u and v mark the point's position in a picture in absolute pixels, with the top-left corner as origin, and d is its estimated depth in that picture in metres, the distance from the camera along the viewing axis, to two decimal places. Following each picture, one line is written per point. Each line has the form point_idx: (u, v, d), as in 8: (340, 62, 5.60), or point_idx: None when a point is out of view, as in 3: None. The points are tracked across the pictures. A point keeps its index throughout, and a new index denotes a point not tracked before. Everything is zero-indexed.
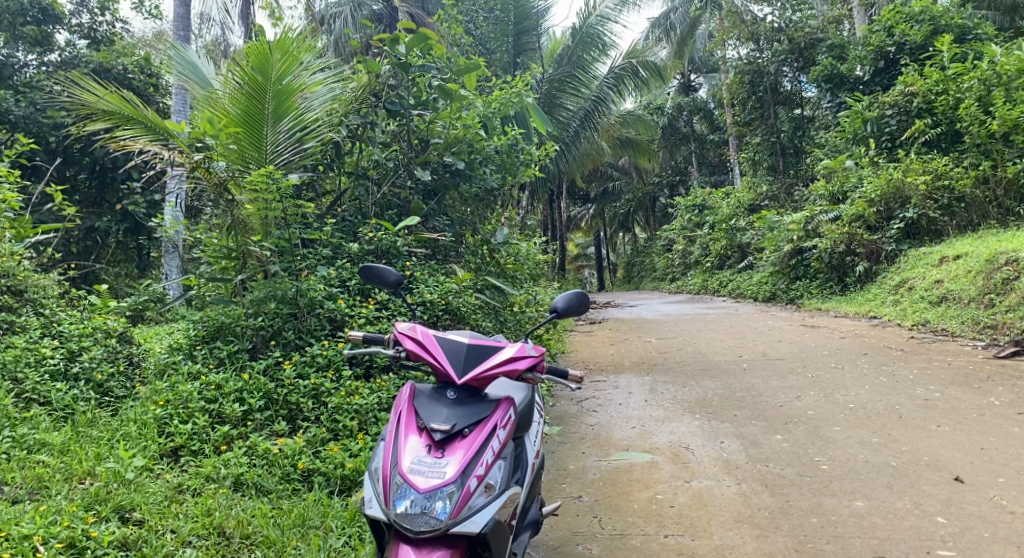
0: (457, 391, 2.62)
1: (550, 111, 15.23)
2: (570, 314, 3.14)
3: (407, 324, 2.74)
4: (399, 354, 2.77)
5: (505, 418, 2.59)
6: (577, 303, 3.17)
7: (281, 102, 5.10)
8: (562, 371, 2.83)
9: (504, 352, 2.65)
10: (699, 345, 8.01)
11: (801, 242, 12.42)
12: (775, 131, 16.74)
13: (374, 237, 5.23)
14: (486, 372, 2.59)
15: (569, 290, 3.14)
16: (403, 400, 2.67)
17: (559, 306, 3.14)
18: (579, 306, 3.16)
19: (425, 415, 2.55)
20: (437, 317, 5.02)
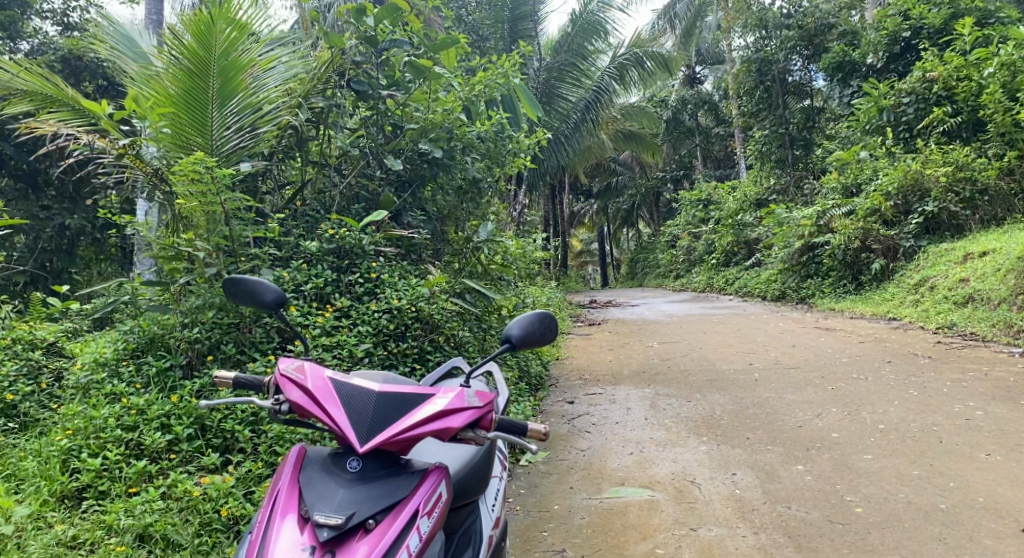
0: (361, 461, 2.05)
1: (547, 102, 14.62)
2: (530, 345, 2.52)
3: (295, 366, 2.15)
4: (281, 408, 2.16)
5: (429, 501, 2.03)
6: (540, 327, 2.54)
7: (227, 80, 4.45)
8: (515, 426, 2.23)
9: (429, 407, 2.06)
10: (704, 351, 7.36)
11: (813, 238, 11.75)
12: (784, 122, 16.05)
13: (336, 234, 4.64)
14: (402, 435, 2.02)
15: (530, 314, 2.52)
16: (288, 470, 2.09)
17: (515, 335, 2.51)
18: (542, 333, 2.53)
19: (313, 502, 1.98)
20: (406, 326, 4.43)
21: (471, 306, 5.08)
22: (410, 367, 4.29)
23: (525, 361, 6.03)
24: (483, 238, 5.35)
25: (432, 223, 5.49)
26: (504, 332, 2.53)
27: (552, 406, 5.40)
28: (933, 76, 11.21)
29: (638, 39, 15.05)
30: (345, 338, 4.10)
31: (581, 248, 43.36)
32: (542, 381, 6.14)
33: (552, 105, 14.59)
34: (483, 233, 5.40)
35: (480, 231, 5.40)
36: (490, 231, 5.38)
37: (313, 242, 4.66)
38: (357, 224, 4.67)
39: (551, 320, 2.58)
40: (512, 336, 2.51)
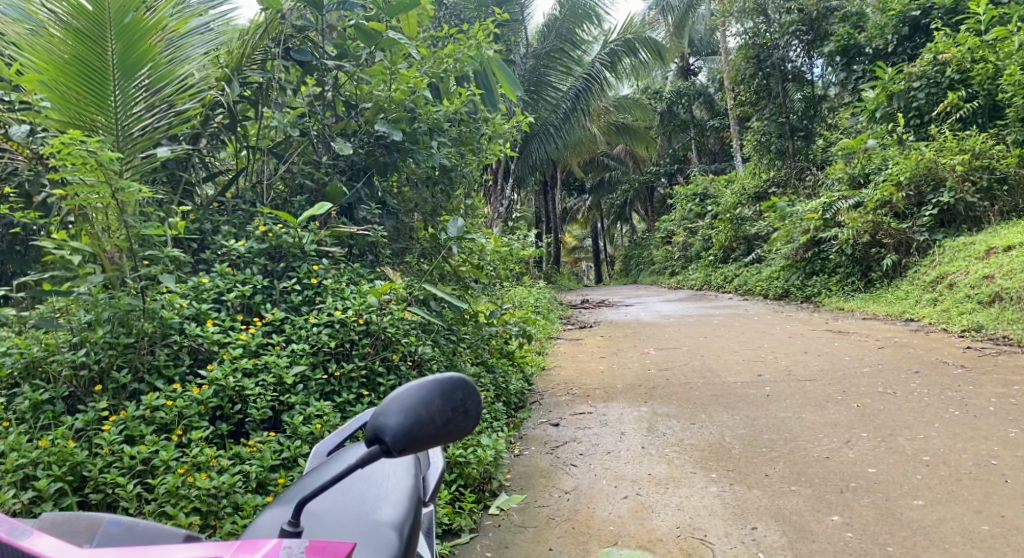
0: None
1: (536, 90, 13.93)
2: (422, 436, 1.82)
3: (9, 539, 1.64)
4: None
5: None
6: (440, 408, 1.87)
7: (130, 45, 3.60)
8: None
9: None
10: (707, 360, 6.62)
11: (819, 233, 11.02)
12: (784, 112, 15.19)
13: (269, 233, 3.87)
14: None
15: (414, 397, 1.85)
16: None
17: (394, 425, 1.83)
18: (443, 418, 1.85)
19: None
20: (352, 344, 3.67)
21: (434, 316, 4.32)
22: (356, 392, 3.52)
23: (504, 375, 5.28)
24: (454, 237, 4.50)
25: (392, 220, 4.74)
26: (376, 421, 1.85)
27: (533, 430, 4.65)
28: (945, 58, 10.48)
29: (631, 25, 14.26)
30: (273, 358, 3.34)
31: (574, 244, 42.64)
32: (524, 399, 5.37)
33: (541, 94, 13.97)
34: (452, 230, 4.56)
35: (449, 228, 4.56)
36: (459, 227, 4.52)
37: (242, 241, 3.89)
38: (296, 218, 3.90)
39: (459, 388, 1.92)
40: (390, 428, 1.82)
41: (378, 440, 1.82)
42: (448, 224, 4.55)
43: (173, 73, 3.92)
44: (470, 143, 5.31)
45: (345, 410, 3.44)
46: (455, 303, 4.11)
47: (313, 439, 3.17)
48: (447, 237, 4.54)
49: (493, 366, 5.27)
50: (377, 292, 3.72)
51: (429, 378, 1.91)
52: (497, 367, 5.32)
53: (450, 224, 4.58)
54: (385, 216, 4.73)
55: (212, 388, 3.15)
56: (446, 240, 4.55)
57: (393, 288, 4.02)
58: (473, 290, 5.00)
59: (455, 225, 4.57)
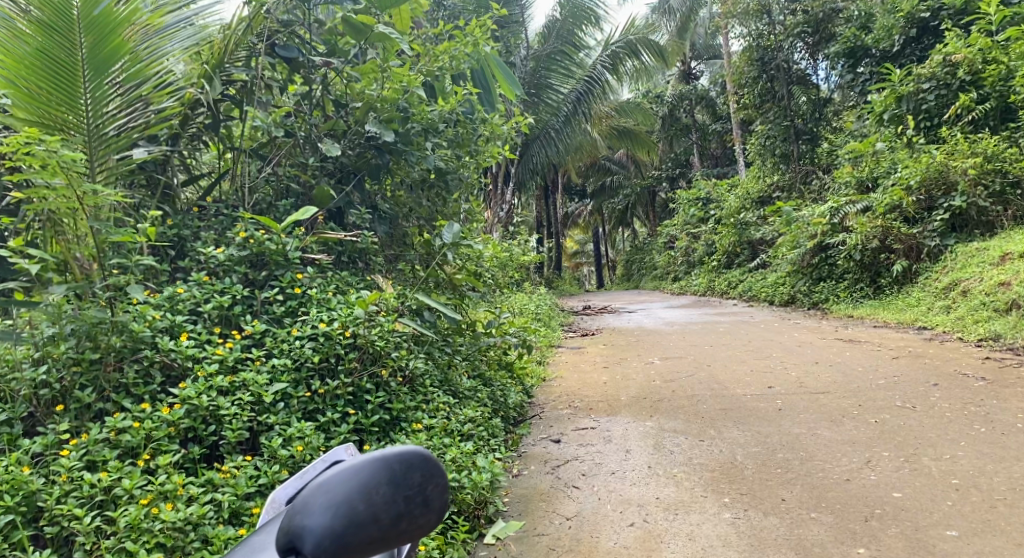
0: None
1: (536, 93, 13.73)
2: (360, 540, 1.61)
3: None
4: None
5: None
6: (385, 501, 1.63)
7: (101, 38, 3.36)
8: None
9: None
10: (714, 371, 6.37)
11: (826, 238, 10.78)
12: (789, 115, 14.94)
13: (251, 239, 3.64)
14: None
15: (350, 492, 1.62)
16: None
17: (323, 523, 1.61)
18: (390, 516, 1.63)
19: None
20: (338, 358, 3.43)
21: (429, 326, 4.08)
22: (342, 411, 3.29)
23: (502, 387, 5.02)
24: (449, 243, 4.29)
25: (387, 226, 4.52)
26: (301, 519, 1.63)
27: (533, 447, 4.40)
28: (955, 59, 10.23)
29: (633, 26, 14.03)
30: (251, 374, 3.09)
31: (576, 248, 42.43)
32: (524, 413, 5.12)
33: (542, 96, 13.75)
34: (447, 236, 4.35)
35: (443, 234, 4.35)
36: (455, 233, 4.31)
37: (222, 249, 3.65)
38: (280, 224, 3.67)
39: (415, 471, 1.68)
40: (317, 527, 1.61)
41: (302, 545, 1.61)
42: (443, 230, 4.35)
43: (148, 70, 3.69)
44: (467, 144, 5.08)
45: (329, 430, 3.21)
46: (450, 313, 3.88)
47: (293, 463, 2.93)
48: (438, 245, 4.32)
49: (492, 379, 5.02)
50: (363, 303, 3.49)
51: (377, 456, 1.65)
52: (496, 379, 5.07)
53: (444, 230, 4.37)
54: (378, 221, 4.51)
55: (185, 408, 2.90)
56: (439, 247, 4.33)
57: (385, 298, 3.79)
58: (469, 299, 4.76)
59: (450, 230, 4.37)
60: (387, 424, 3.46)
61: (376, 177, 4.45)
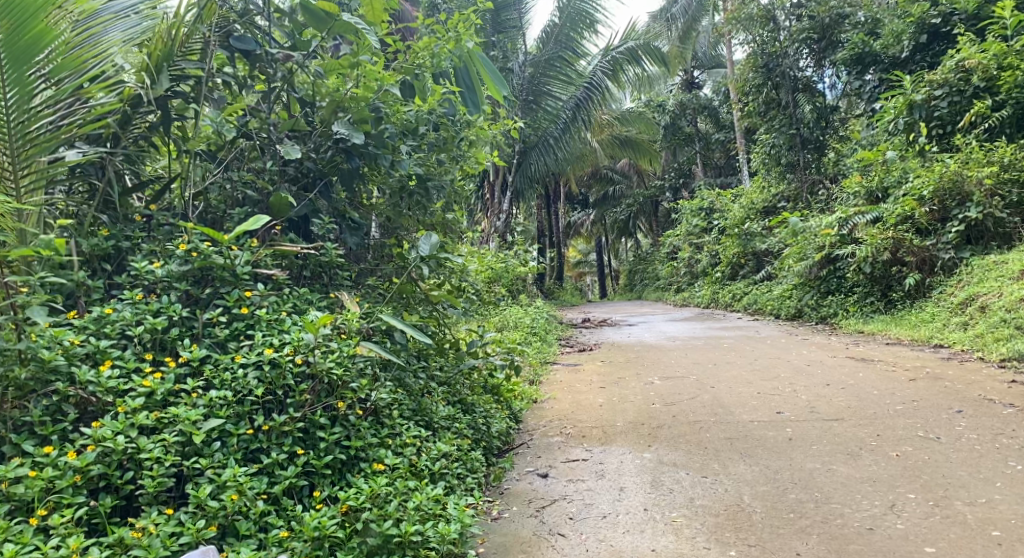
0: None
1: (534, 100, 13.35)
2: None
3: None
4: None
5: None
6: None
7: (19, 24, 2.92)
8: None
9: None
10: (718, 393, 5.93)
11: (834, 250, 10.36)
12: (795, 123, 14.53)
13: (193, 252, 3.21)
14: None
15: None
16: None
17: None
18: None
19: None
20: (287, 390, 3.00)
21: (400, 349, 3.67)
22: (290, 451, 2.88)
23: (486, 413, 4.60)
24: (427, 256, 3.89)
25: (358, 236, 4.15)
26: None
27: (517, 483, 3.97)
28: (969, 64, 9.80)
29: (633, 32, 13.63)
30: (180, 410, 2.68)
31: (579, 258, 42.03)
32: (510, 441, 4.69)
33: (540, 103, 13.36)
34: (424, 249, 3.94)
35: (420, 247, 3.94)
36: (433, 246, 3.92)
37: (161, 263, 3.23)
38: (228, 236, 3.26)
39: None
40: None
41: None
42: (419, 243, 3.94)
43: (79, 62, 3.29)
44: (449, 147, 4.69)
45: (273, 474, 2.81)
46: (419, 333, 3.48)
47: (224, 516, 2.54)
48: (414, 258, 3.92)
49: (475, 403, 4.59)
50: (318, 325, 3.08)
51: None
52: (480, 403, 4.65)
53: (421, 242, 3.96)
54: (347, 231, 4.14)
55: (98, 451, 2.51)
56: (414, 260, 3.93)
57: (348, 317, 3.37)
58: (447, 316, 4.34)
59: (428, 242, 3.96)
60: (344, 464, 3.04)
61: (346, 183, 4.06)
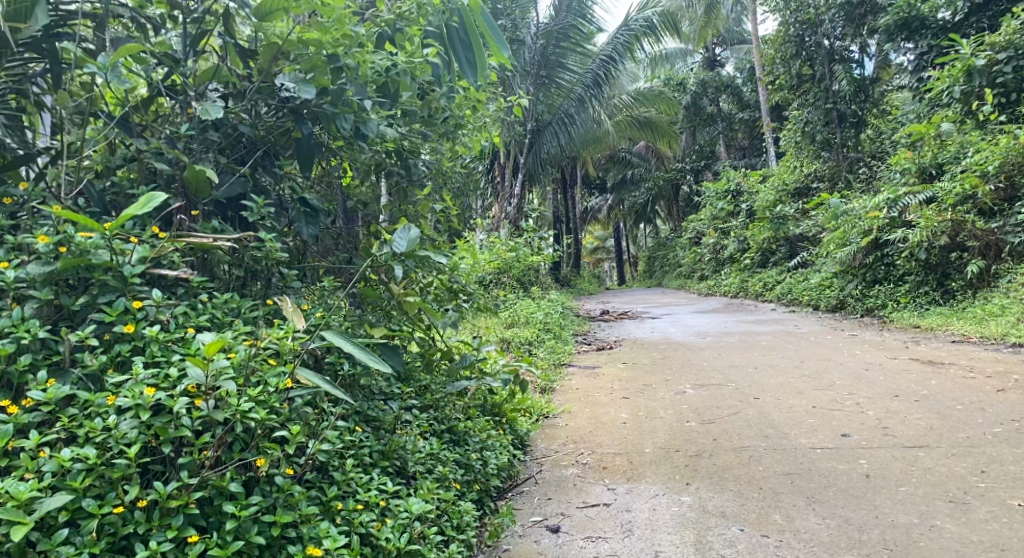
0: None
1: (547, 74, 12.47)
2: None
3: None
4: None
5: None
6: None
7: None
8: None
9: None
10: (765, 408, 4.99)
11: (882, 234, 9.33)
12: (832, 96, 13.40)
13: (61, 248, 2.32)
14: None
15: None
16: None
17: None
18: None
19: None
20: (181, 446, 2.11)
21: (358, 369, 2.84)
22: (179, 537, 2.00)
23: (483, 444, 3.69)
24: (405, 252, 3.15)
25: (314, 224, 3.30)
26: None
27: (519, 541, 3.08)
28: None
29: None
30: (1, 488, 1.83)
31: (597, 245, 40.87)
32: (514, 476, 3.79)
33: (553, 76, 12.52)
34: (400, 243, 3.18)
35: (395, 240, 3.18)
36: (413, 240, 3.18)
37: (22, 262, 2.36)
38: (112, 224, 2.37)
39: None
40: None
41: None
42: (394, 234, 3.20)
43: None
44: (436, 109, 3.92)
45: None
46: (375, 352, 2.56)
47: None
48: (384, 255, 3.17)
49: (468, 430, 3.68)
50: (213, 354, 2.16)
51: None
52: (475, 431, 3.74)
53: (396, 234, 3.20)
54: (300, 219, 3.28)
55: None
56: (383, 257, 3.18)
57: (277, 340, 2.47)
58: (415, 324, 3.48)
59: (405, 235, 3.21)
60: (265, 549, 2.15)
61: (300, 157, 3.19)
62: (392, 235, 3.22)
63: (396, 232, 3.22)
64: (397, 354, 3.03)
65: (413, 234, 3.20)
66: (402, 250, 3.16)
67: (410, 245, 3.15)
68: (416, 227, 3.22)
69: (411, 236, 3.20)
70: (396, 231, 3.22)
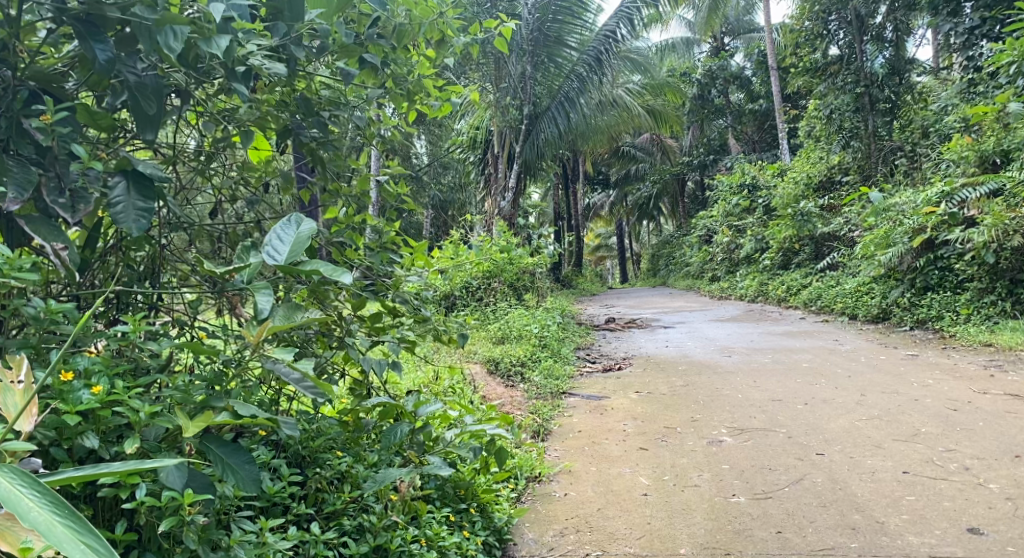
0: None
1: (547, 56, 11.22)
2: None
3: None
4: None
5: None
6: None
7: None
8: None
9: None
10: (838, 475, 3.65)
11: (938, 234, 7.98)
12: (863, 79, 12.03)
13: None
14: None
15: None
16: None
17: None
18: None
19: None
20: None
21: (150, 499, 1.84)
22: None
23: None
24: (288, 262, 2.02)
25: (149, 209, 2.06)
26: None
27: None
28: None
29: None
30: None
31: (598, 242, 39.60)
32: None
33: (554, 55, 11.20)
34: (280, 245, 2.07)
35: (272, 241, 2.06)
36: (302, 239, 2.09)
37: None
38: None
39: None
40: None
41: None
42: (272, 234, 2.08)
43: None
44: (361, 28, 2.60)
45: None
46: (86, 525, 1.41)
47: None
48: (246, 280, 1.99)
49: (408, 549, 2.37)
50: None
51: None
52: (420, 543, 2.43)
53: (274, 231, 2.09)
54: (129, 200, 2.04)
55: None
56: (243, 284, 2.00)
57: None
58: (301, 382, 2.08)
59: (290, 233, 2.11)
60: None
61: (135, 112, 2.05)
62: (268, 235, 2.09)
63: (274, 230, 2.11)
64: (249, 463, 1.97)
65: (301, 232, 2.12)
66: (280, 260, 2.02)
67: (298, 250, 2.05)
68: (309, 219, 2.16)
69: (300, 234, 2.13)
70: (274, 228, 2.11)
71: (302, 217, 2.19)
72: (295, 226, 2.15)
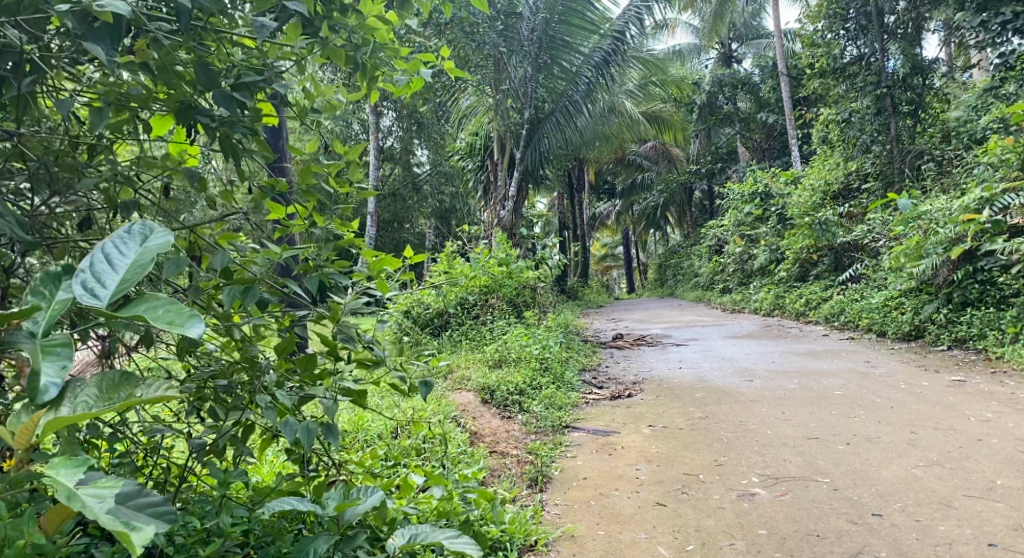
0: None
1: (550, 59, 10.55)
2: None
3: None
4: None
5: None
6: None
7: None
8: None
9: None
10: (905, 546, 2.94)
11: (978, 244, 7.25)
12: (884, 80, 11.34)
13: None
14: None
15: None
16: None
17: None
18: None
19: None
20: None
21: None
22: None
23: None
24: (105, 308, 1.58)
25: None
26: None
27: None
28: None
29: None
30: None
31: (603, 251, 38.87)
32: None
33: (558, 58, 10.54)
34: (103, 275, 1.64)
35: (90, 270, 1.62)
36: (142, 265, 1.67)
37: None
38: None
39: None
40: None
41: None
42: (103, 252, 1.67)
43: None
44: None
45: None
46: None
47: None
48: (40, 331, 1.58)
49: None
50: None
51: None
52: None
53: (104, 248, 1.67)
54: None
55: None
56: (36, 338, 1.58)
57: None
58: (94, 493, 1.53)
59: (123, 255, 1.69)
60: None
61: None
62: (98, 248, 1.68)
63: (108, 243, 1.69)
64: None
65: (141, 254, 1.69)
66: (100, 297, 1.60)
67: (128, 283, 1.62)
68: (158, 233, 1.75)
69: (142, 252, 1.70)
70: (109, 240, 1.70)
71: (150, 228, 1.77)
72: (138, 240, 1.73)
